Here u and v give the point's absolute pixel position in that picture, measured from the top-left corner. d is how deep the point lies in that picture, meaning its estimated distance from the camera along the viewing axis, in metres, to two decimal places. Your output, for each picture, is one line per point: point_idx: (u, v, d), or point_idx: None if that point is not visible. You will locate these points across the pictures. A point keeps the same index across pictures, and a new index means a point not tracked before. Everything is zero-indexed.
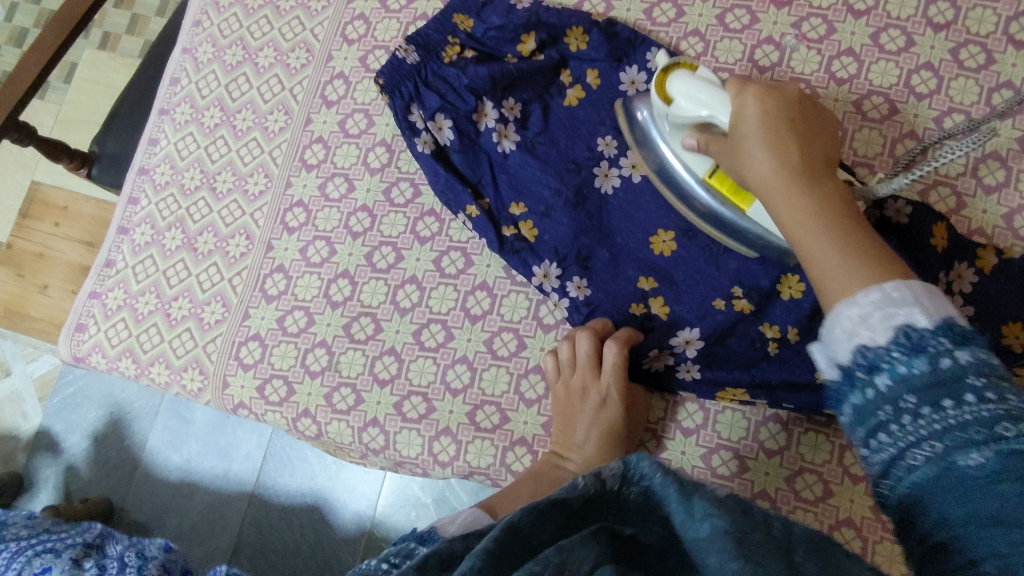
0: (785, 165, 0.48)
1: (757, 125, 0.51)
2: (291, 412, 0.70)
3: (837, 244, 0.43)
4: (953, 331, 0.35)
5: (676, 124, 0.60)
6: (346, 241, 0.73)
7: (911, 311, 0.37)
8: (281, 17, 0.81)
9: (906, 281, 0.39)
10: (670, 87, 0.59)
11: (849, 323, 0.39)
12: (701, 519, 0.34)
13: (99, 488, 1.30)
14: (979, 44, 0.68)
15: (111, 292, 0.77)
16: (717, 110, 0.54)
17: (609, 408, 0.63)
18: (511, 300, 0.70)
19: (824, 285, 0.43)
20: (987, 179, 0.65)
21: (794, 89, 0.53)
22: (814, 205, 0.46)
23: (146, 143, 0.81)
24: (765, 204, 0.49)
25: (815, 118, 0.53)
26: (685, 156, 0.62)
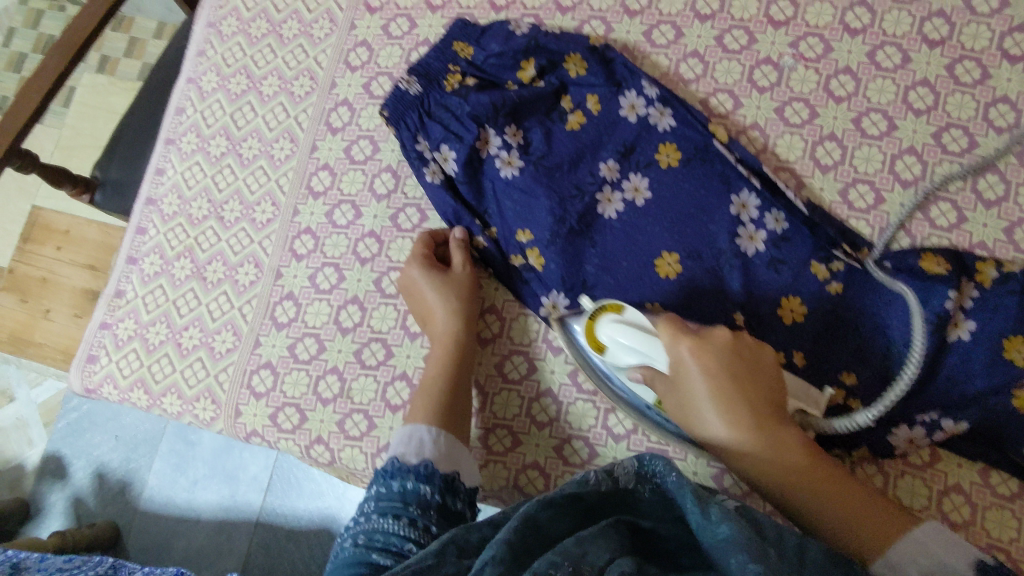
0: (742, 433, 0.53)
1: (703, 392, 0.55)
2: (304, 439, 0.70)
3: (813, 495, 0.52)
4: (981, 567, 0.47)
5: (615, 367, 0.62)
6: (354, 267, 0.74)
7: (940, 551, 0.48)
8: (285, 45, 0.82)
9: (922, 530, 0.50)
10: (601, 333, 0.62)
11: (923, 568, 0.48)
12: (705, 524, 0.44)
13: (106, 512, 1.30)
14: (974, 60, 0.69)
15: (121, 322, 0.77)
16: (651, 354, 0.58)
17: (427, 271, 0.69)
18: (520, 324, 0.71)
19: (808, 522, 0.52)
20: (986, 194, 0.66)
21: (728, 332, 0.57)
22: (783, 457, 0.52)
23: (152, 173, 0.82)
24: (729, 464, 0.55)
25: (750, 345, 0.57)
26: (634, 387, 0.63)
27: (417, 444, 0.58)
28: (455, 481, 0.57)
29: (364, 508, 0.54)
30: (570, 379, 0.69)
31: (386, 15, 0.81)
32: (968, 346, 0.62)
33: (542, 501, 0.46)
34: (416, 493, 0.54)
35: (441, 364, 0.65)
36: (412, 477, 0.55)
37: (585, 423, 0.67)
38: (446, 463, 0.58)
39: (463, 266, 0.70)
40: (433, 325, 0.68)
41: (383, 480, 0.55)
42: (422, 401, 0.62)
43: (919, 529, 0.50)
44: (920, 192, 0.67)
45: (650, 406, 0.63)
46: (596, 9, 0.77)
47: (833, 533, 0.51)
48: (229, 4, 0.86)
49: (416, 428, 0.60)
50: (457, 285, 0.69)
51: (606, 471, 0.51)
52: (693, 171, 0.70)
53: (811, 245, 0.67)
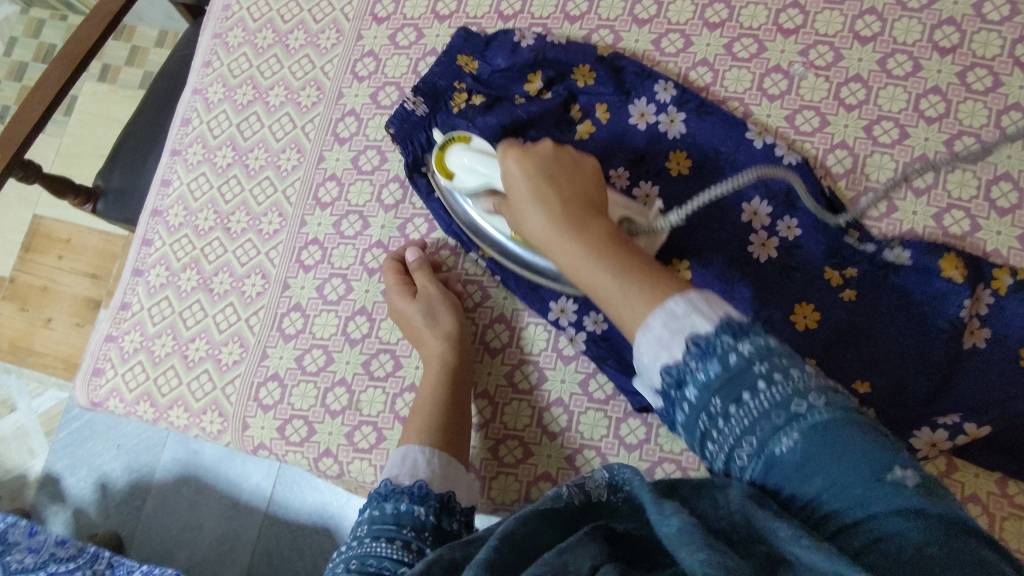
0: (555, 220, 0.54)
1: (525, 192, 0.57)
2: (313, 452, 0.69)
3: (617, 274, 0.50)
4: (728, 327, 0.43)
5: (473, 196, 0.67)
6: (362, 277, 0.73)
7: (695, 317, 0.44)
8: (291, 55, 0.82)
9: (681, 298, 0.45)
10: (449, 160, 0.68)
11: (649, 347, 0.45)
12: (659, 521, 0.40)
13: (108, 523, 1.29)
14: (986, 67, 0.69)
15: (127, 334, 0.77)
16: (490, 175, 0.64)
17: (402, 296, 0.68)
18: (529, 334, 0.70)
19: (615, 313, 0.49)
20: (1000, 201, 0.66)
21: (549, 145, 0.60)
22: (587, 243, 0.52)
23: (158, 184, 0.82)
24: (549, 254, 0.55)
25: (574, 158, 0.60)
26: (487, 217, 0.68)
27: (411, 466, 0.58)
28: (451, 501, 0.57)
29: (358, 532, 0.53)
30: (581, 390, 0.68)
31: (393, 24, 0.80)
32: (984, 353, 0.61)
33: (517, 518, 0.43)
34: (410, 514, 0.53)
35: (430, 386, 0.65)
36: (406, 499, 0.54)
37: (597, 433, 0.66)
38: (441, 482, 0.58)
39: (433, 283, 0.69)
40: (421, 347, 0.68)
41: (377, 502, 0.55)
42: (416, 424, 0.62)
43: (687, 288, 0.47)
44: (933, 200, 0.67)
45: (509, 239, 0.67)
46: (604, 18, 0.77)
47: (621, 316, 0.49)
48: (235, 15, 0.86)
49: (410, 449, 0.60)
50: (431, 306, 0.68)
51: (580, 483, 0.47)
52: (704, 179, 0.70)
53: (822, 250, 0.66)
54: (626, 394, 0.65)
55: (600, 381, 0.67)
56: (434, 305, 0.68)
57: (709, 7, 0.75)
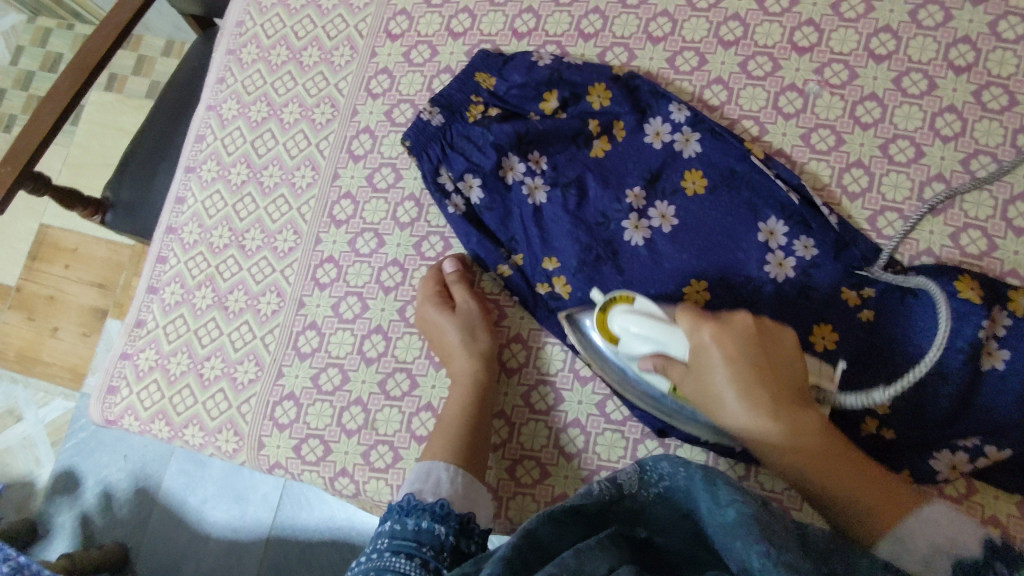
0: (773, 422, 0.54)
1: (726, 380, 0.55)
2: (329, 471, 0.69)
3: (839, 483, 0.53)
4: (993, 548, 0.46)
5: (628, 358, 0.63)
6: (378, 296, 0.73)
7: (949, 532, 0.49)
8: (305, 72, 0.82)
9: (920, 520, 0.51)
10: (612, 324, 0.62)
11: (910, 547, 0.50)
12: (715, 507, 0.46)
13: (115, 534, 1.28)
14: (1001, 86, 0.69)
15: (142, 352, 0.77)
16: (664, 343, 0.59)
17: (438, 311, 0.69)
18: (546, 353, 0.71)
19: (805, 479, 0.55)
20: (1017, 221, 0.66)
21: (748, 318, 0.56)
22: (806, 437, 0.53)
23: (172, 201, 0.82)
24: (756, 453, 0.56)
25: (771, 327, 0.57)
26: (645, 375, 0.63)
27: (434, 483, 0.59)
28: (470, 523, 0.57)
29: (379, 545, 0.54)
30: (598, 410, 0.68)
31: (407, 41, 0.81)
32: (1003, 375, 0.61)
33: (543, 517, 0.46)
34: (430, 533, 0.54)
35: (459, 404, 0.65)
36: (428, 516, 0.55)
37: (614, 453, 0.66)
38: (462, 503, 0.58)
39: (471, 301, 0.70)
40: (451, 364, 0.68)
41: (399, 517, 0.56)
42: (440, 439, 0.63)
43: (925, 508, 0.52)
44: (949, 220, 0.67)
45: (666, 394, 0.63)
46: (619, 35, 0.77)
47: (860, 519, 0.53)
48: (248, 32, 0.86)
49: (433, 465, 0.60)
50: (468, 324, 0.69)
51: (611, 479, 0.51)
52: (720, 199, 0.69)
53: (839, 273, 0.66)
54: (643, 415, 0.65)
55: (618, 402, 0.67)
56: (470, 323, 0.69)
57: (724, 25, 0.75)
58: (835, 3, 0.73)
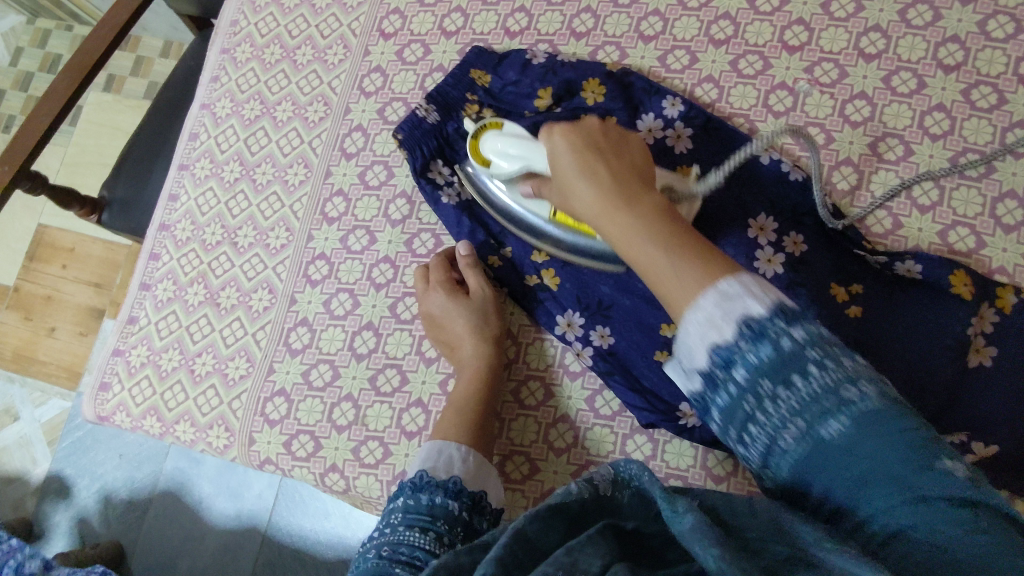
0: (604, 191, 0.48)
1: (570, 166, 0.51)
2: (319, 467, 0.69)
3: (663, 251, 0.44)
4: (781, 311, 0.40)
5: (505, 181, 0.66)
6: (369, 292, 0.73)
7: (748, 298, 0.40)
8: (299, 71, 0.82)
9: (726, 273, 0.42)
10: (486, 150, 0.67)
11: (694, 327, 0.42)
12: (672, 516, 0.40)
13: (110, 532, 1.28)
14: (990, 85, 0.69)
15: (134, 348, 0.77)
16: (528, 159, 0.62)
17: (450, 295, 0.68)
18: (536, 349, 0.71)
19: (665, 297, 0.44)
20: (1005, 218, 0.66)
21: (596, 120, 0.54)
22: (639, 222, 0.46)
23: (166, 199, 0.82)
24: (597, 230, 0.49)
25: (620, 133, 0.54)
26: (528, 205, 0.68)
27: (447, 462, 0.59)
28: (482, 500, 0.58)
29: (391, 520, 0.53)
30: (588, 406, 0.68)
31: (401, 40, 0.81)
32: (991, 371, 0.61)
33: (530, 517, 0.42)
34: (444, 508, 0.54)
35: (470, 392, 0.65)
36: (441, 492, 0.55)
37: (603, 449, 0.66)
38: (474, 482, 0.59)
39: (482, 293, 0.70)
40: (459, 352, 0.68)
41: (411, 493, 0.55)
42: (449, 423, 0.63)
43: (736, 275, 0.42)
44: (938, 217, 0.67)
45: (549, 223, 0.68)
46: (610, 34, 0.77)
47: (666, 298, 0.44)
48: (243, 31, 0.86)
49: (446, 445, 0.61)
50: (476, 315, 0.69)
51: (587, 478, 0.46)
52: (711, 194, 0.69)
53: (828, 268, 0.66)
54: (632, 410, 0.65)
55: (606, 397, 0.67)
56: (478, 313, 0.69)
57: (715, 24, 0.75)
58: (825, 3, 0.74)
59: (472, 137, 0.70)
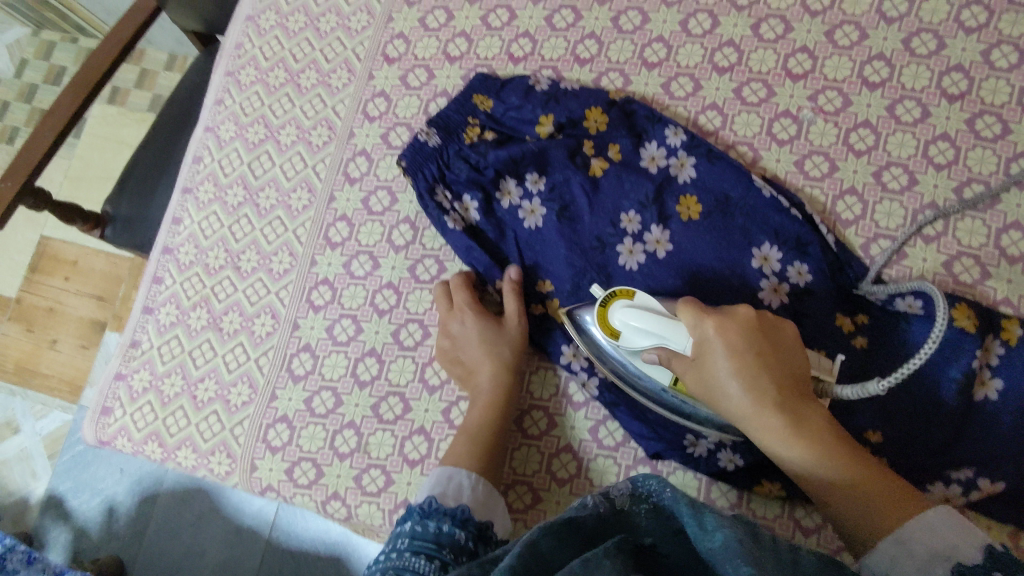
0: (764, 403, 0.52)
1: (726, 366, 0.54)
2: (320, 494, 0.69)
3: (818, 458, 0.50)
4: (992, 553, 0.43)
5: (631, 352, 0.61)
6: (372, 318, 0.73)
7: (952, 541, 0.45)
8: (303, 94, 0.82)
9: (915, 523, 0.47)
10: (614, 318, 0.60)
11: (897, 562, 0.46)
12: (702, 533, 0.41)
13: (110, 548, 1.28)
14: (994, 114, 0.69)
15: (136, 373, 0.77)
16: (667, 336, 0.57)
17: (481, 322, 0.68)
18: (539, 377, 0.71)
19: (798, 476, 0.52)
20: (1010, 249, 0.66)
21: (751, 312, 0.56)
22: (811, 439, 0.51)
23: (169, 222, 0.82)
24: (754, 438, 0.53)
25: (773, 323, 0.56)
26: (646, 369, 0.61)
27: (456, 488, 0.58)
28: (488, 530, 0.57)
29: (397, 545, 0.52)
30: (591, 435, 0.67)
31: (405, 65, 0.81)
32: (996, 405, 0.61)
33: (544, 528, 0.43)
34: (450, 536, 0.52)
35: (481, 419, 0.65)
36: (449, 520, 0.54)
37: (607, 479, 0.66)
38: (481, 511, 0.58)
39: (505, 316, 0.69)
40: (474, 376, 0.67)
41: (419, 518, 0.54)
42: (458, 451, 0.62)
43: (929, 513, 0.47)
44: (943, 248, 0.67)
45: (667, 389, 0.61)
46: (614, 60, 0.77)
47: (865, 530, 0.48)
48: (248, 54, 0.87)
49: (455, 471, 0.60)
50: (493, 339, 0.68)
51: (603, 494, 0.48)
52: (714, 224, 0.69)
53: (833, 298, 0.66)
54: (638, 440, 0.65)
55: (611, 427, 0.67)
56: (494, 337, 0.68)
57: (719, 51, 0.76)
58: (829, 31, 0.74)
59: (600, 298, 0.62)
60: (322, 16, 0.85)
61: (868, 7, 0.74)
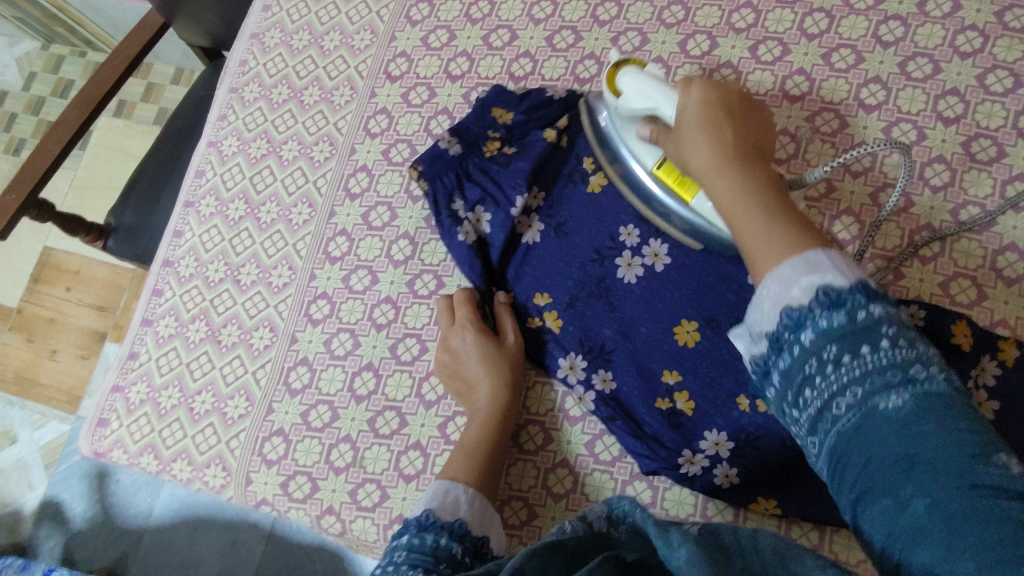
0: (725, 156, 0.53)
1: (698, 127, 0.56)
2: (315, 509, 0.69)
3: (765, 217, 0.48)
4: (864, 289, 0.40)
5: (628, 117, 0.66)
6: (370, 333, 0.73)
7: (833, 271, 0.41)
8: (305, 111, 0.84)
9: (818, 252, 0.43)
10: (620, 81, 0.64)
11: (783, 287, 0.43)
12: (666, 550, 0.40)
13: (103, 559, 1.27)
14: (990, 138, 0.69)
15: (133, 385, 0.77)
16: (659, 103, 0.60)
17: (482, 339, 0.68)
18: (536, 392, 0.71)
19: (751, 260, 0.47)
20: (1007, 271, 0.66)
21: (736, 86, 0.59)
22: (745, 181, 0.51)
23: (170, 234, 0.83)
24: (705, 187, 0.54)
25: (751, 104, 0.59)
26: (637, 150, 0.67)
27: (453, 503, 0.58)
28: (484, 547, 0.56)
29: (395, 558, 0.50)
30: (587, 451, 0.67)
31: (407, 83, 0.82)
32: (994, 425, 0.61)
33: (526, 554, 0.43)
34: (448, 549, 0.52)
35: (478, 435, 0.64)
36: (446, 534, 0.53)
37: (603, 495, 0.66)
38: (478, 526, 0.57)
39: (509, 339, 0.70)
40: (473, 393, 0.67)
41: (416, 531, 0.53)
42: (455, 466, 0.62)
43: (832, 249, 0.43)
44: (939, 268, 0.67)
45: (648, 176, 0.67)
46: None
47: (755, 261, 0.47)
48: (252, 70, 0.88)
49: (452, 485, 0.59)
50: (493, 358, 0.68)
51: (582, 517, 0.48)
52: None
53: None
54: (633, 456, 0.65)
55: (607, 443, 0.67)
56: (495, 357, 0.68)
57: (717, 73, 0.77)
58: (826, 54, 0.75)
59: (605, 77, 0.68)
60: (326, 35, 0.87)
61: (864, 31, 0.75)
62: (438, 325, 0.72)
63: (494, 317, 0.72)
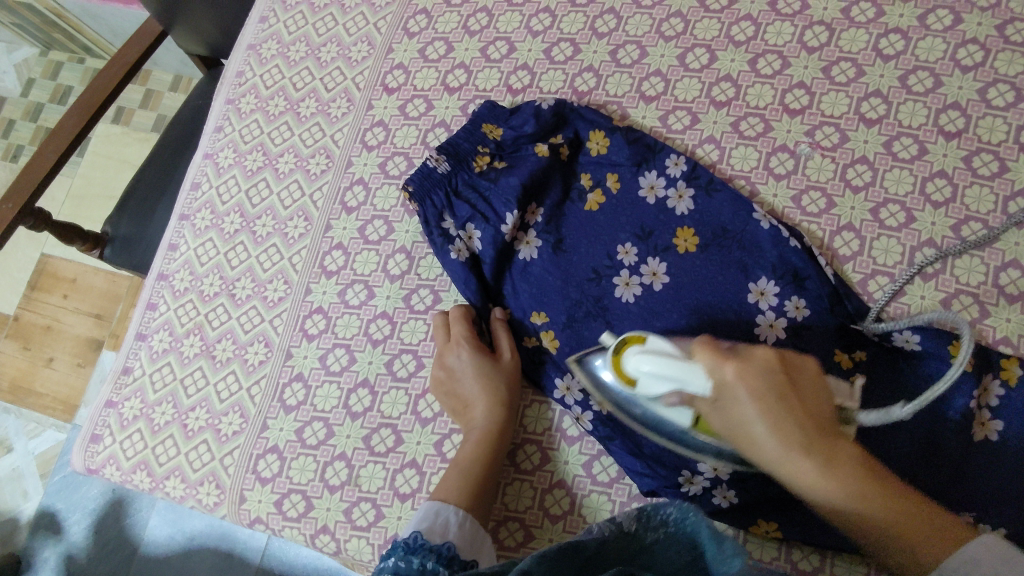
0: (807, 454, 0.48)
1: (762, 421, 0.50)
2: (310, 528, 0.68)
3: (892, 522, 0.47)
4: None
5: (648, 399, 0.57)
6: (365, 349, 0.73)
7: (1002, 568, 0.44)
8: (302, 123, 0.83)
9: (974, 543, 0.46)
10: (628, 365, 0.55)
11: (976, 574, 0.44)
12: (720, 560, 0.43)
13: (98, 571, 1.26)
14: (991, 153, 0.69)
15: (127, 400, 0.76)
16: (682, 381, 0.52)
17: (478, 357, 0.67)
18: (533, 411, 0.70)
19: (869, 534, 0.48)
20: (1009, 288, 0.65)
21: (769, 351, 0.52)
22: (845, 482, 0.48)
23: (165, 248, 0.82)
24: (751, 435, 0.51)
25: (789, 357, 0.53)
26: (665, 412, 0.58)
27: (443, 525, 0.57)
28: (473, 569, 0.56)
29: None
30: (585, 471, 0.66)
31: (404, 95, 0.82)
32: (996, 446, 0.60)
33: (536, 557, 0.44)
34: (434, 572, 0.51)
35: (473, 455, 0.64)
36: (433, 558, 0.52)
37: (600, 516, 0.65)
38: (468, 549, 0.57)
39: (507, 357, 0.69)
40: (470, 411, 0.67)
41: (403, 554, 0.52)
42: (449, 486, 0.61)
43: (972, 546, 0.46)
44: (941, 285, 0.66)
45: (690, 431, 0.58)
46: (611, 93, 0.78)
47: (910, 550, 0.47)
48: (248, 82, 0.87)
49: (443, 506, 0.59)
50: (491, 376, 0.67)
51: (612, 519, 0.50)
52: (712, 258, 0.68)
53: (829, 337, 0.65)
54: (631, 477, 0.64)
55: (605, 463, 0.66)
56: (493, 375, 0.68)
57: (716, 86, 0.76)
58: (826, 67, 0.74)
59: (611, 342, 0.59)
60: (323, 46, 0.86)
61: (864, 44, 0.74)
62: (434, 341, 0.71)
63: (491, 334, 0.72)
